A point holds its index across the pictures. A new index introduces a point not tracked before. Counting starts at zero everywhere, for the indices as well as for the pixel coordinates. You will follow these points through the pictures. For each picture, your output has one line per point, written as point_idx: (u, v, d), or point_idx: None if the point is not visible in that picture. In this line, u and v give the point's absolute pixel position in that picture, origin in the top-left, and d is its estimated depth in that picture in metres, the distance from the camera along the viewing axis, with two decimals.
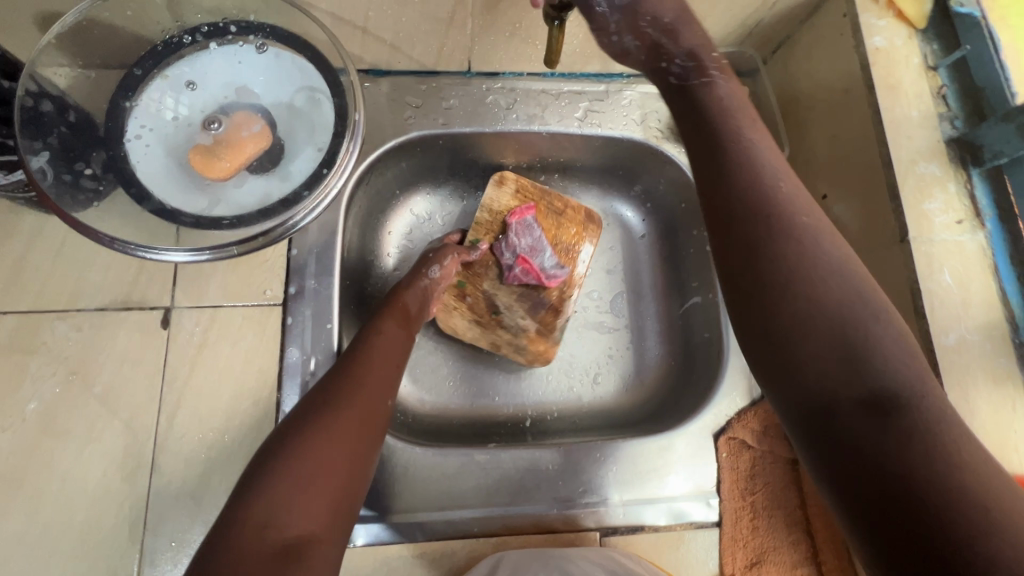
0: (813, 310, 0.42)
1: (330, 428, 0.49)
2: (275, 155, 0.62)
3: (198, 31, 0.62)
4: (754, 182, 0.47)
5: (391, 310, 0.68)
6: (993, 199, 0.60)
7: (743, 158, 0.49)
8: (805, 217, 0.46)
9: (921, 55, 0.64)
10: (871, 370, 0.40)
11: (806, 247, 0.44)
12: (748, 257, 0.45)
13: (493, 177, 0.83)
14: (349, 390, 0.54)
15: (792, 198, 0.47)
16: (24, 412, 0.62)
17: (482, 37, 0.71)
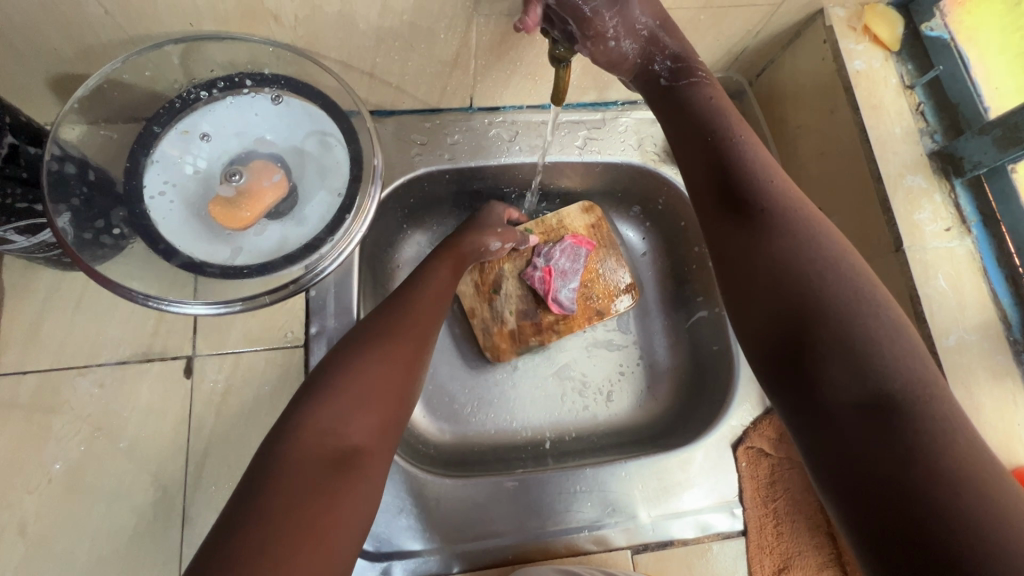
0: (804, 293, 0.45)
1: (384, 358, 0.55)
2: (292, 201, 0.63)
3: (214, 86, 0.64)
4: (749, 181, 0.51)
5: (447, 255, 0.71)
6: (976, 206, 0.64)
7: (739, 158, 0.52)
8: (792, 205, 0.50)
9: (898, 76, 0.68)
10: (865, 351, 0.42)
11: (804, 242, 0.47)
12: (746, 249, 0.49)
13: (584, 202, 0.89)
14: (397, 326, 0.58)
15: (786, 191, 0.50)
16: (51, 471, 0.62)
17: (484, 76, 0.74)
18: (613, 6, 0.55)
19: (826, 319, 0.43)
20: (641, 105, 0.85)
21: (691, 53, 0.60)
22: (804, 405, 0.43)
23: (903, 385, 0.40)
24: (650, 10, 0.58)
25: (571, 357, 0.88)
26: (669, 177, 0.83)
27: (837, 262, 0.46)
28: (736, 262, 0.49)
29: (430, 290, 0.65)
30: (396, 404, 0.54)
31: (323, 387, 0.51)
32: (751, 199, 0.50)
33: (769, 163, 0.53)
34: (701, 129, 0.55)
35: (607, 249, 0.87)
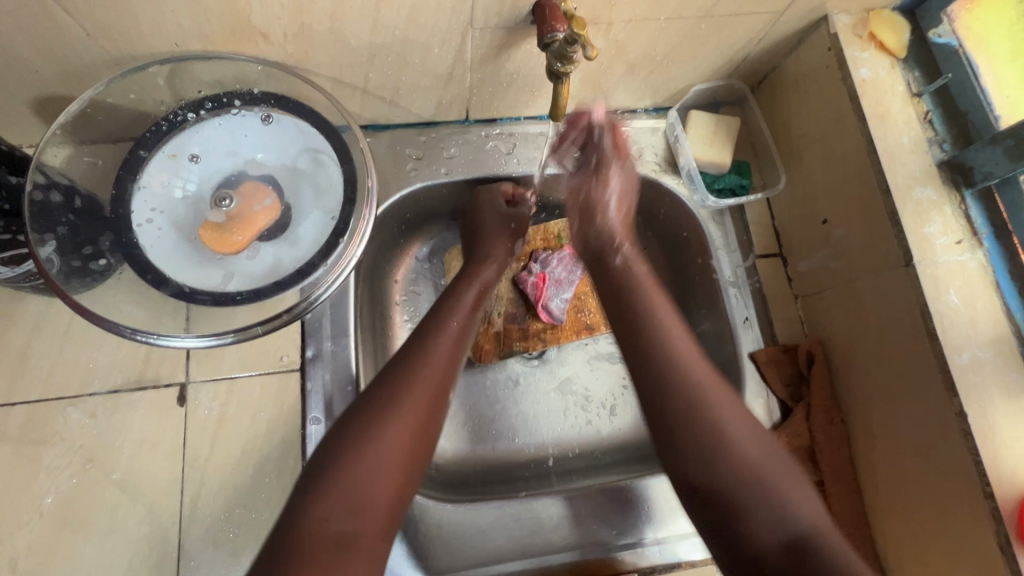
0: (721, 463, 0.51)
1: (395, 424, 0.51)
2: (285, 223, 0.62)
3: (202, 107, 0.62)
4: (662, 365, 0.56)
5: (472, 283, 0.70)
6: (987, 217, 0.62)
7: (649, 333, 0.58)
8: (726, 420, 0.53)
9: (905, 83, 0.67)
10: (778, 513, 0.48)
11: (710, 423, 0.52)
12: (665, 434, 0.54)
13: None
14: (409, 380, 0.54)
15: (703, 381, 0.55)
16: (42, 506, 0.60)
17: (480, 89, 0.72)
18: (602, 180, 0.71)
19: (729, 491, 0.50)
20: (640, 115, 0.83)
21: (631, 250, 0.68)
22: (730, 553, 0.49)
23: (808, 526, 0.47)
24: (621, 202, 0.71)
25: (572, 370, 0.86)
26: (670, 188, 0.81)
27: (740, 439, 0.52)
28: (663, 432, 0.54)
29: (447, 333, 0.60)
30: (407, 472, 0.50)
31: (331, 460, 0.48)
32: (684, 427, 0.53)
33: (677, 332, 0.59)
34: (614, 300, 0.63)
35: None
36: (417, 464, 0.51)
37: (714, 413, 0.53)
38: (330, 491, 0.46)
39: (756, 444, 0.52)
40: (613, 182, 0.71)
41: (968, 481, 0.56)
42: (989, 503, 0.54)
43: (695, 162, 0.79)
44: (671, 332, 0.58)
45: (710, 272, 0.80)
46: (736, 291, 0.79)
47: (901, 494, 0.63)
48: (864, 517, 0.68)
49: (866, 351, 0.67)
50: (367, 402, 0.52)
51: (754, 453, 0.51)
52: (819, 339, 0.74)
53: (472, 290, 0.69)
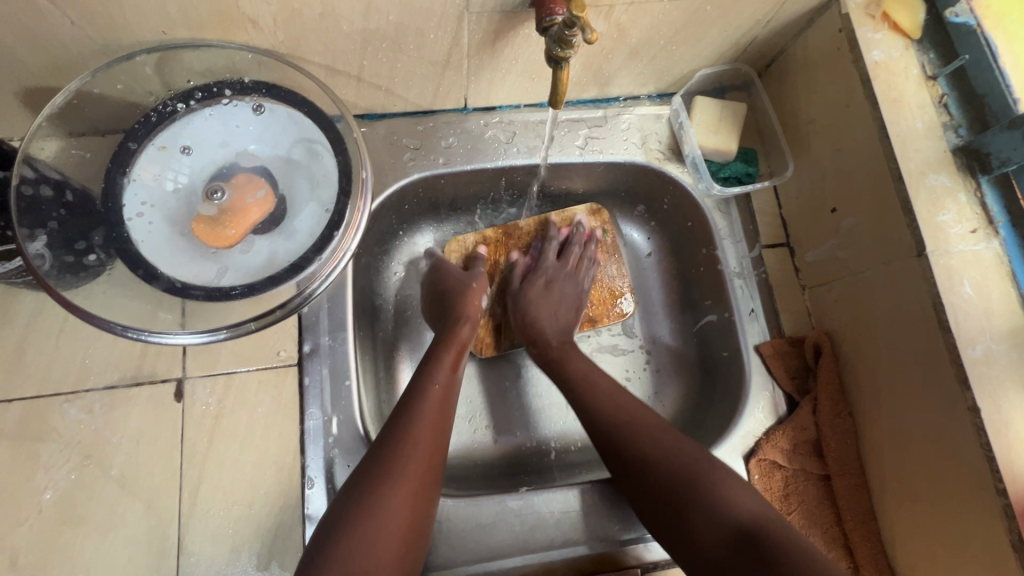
0: (661, 470, 0.58)
1: (391, 504, 0.52)
2: (279, 217, 0.60)
3: (192, 97, 0.60)
4: (605, 419, 0.64)
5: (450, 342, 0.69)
6: (1004, 205, 0.60)
7: (588, 396, 0.66)
8: (653, 431, 0.61)
9: (920, 66, 0.64)
10: (717, 506, 0.54)
11: (640, 441, 0.61)
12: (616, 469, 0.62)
13: (591, 206, 0.85)
14: (399, 456, 0.54)
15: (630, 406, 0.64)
16: (40, 502, 0.60)
17: (478, 76, 0.70)
18: (561, 274, 0.79)
19: (679, 492, 0.56)
20: (642, 102, 0.81)
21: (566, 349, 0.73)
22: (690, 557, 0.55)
23: (749, 517, 0.53)
24: (575, 299, 0.79)
25: None
26: (675, 176, 0.79)
27: (673, 446, 0.60)
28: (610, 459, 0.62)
29: (433, 394, 0.61)
30: (411, 534, 0.52)
31: (330, 549, 0.49)
32: (622, 442, 0.62)
33: (612, 390, 0.67)
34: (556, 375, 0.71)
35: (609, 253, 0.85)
36: (417, 522, 0.53)
37: (643, 428, 0.62)
38: (338, 563, 0.47)
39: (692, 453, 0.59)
40: (570, 281, 0.80)
41: (981, 479, 0.54)
42: (1002, 500, 0.53)
43: (699, 150, 0.77)
44: (607, 384, 0.67)
45: (715, 263, 0.79)
46: (742, 282, 0.77)
47: (910, 492, 0.62)
48: (872, 513, 0.66)
49: (876, 344, 0.65)
50: (358, 484, 0.53)
51: (687, 455, 0.59)
52: (827, 331, 0.72)
53: (452, 348, 0.68)
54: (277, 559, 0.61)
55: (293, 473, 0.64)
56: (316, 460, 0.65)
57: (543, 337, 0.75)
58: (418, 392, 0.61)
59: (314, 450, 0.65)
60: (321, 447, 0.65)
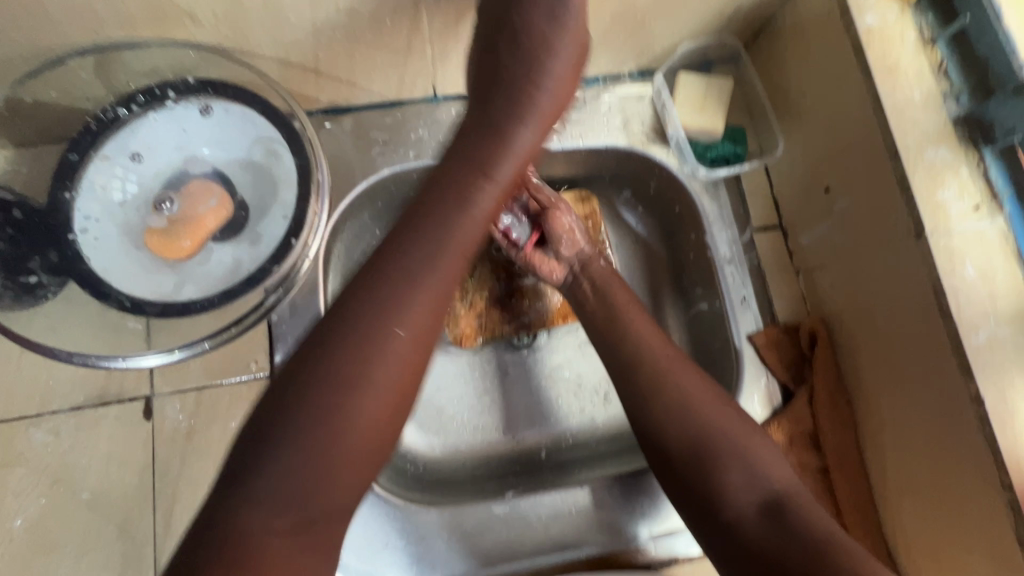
0: (696, 432, 0.55)
1: (374, 374, 0.45)
2: (240, 222, 0.57)
3: (134, 101, 0.57)
4: (695, 430, 0.55)
5: (500, 167, 0.54)
6: (1010, 177, 0.56)
7: (678, 399, 0.57)
8: (685, 384, 0.58)
9: (917, 29, 0.59)
10: (752, 474, 0.52)
11: (676, 393, 0.57)
12: (637, 422, 0.58)
13: (579, 192, 0.81)
14: (391, 304, 0.46)
15: (654, 353, 0.60)
16: (11, 529, 0.59)
17: (444, 62, 0.66)
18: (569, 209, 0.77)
19: (704, 452, 0.54)
20: (624, 81, 0.76)
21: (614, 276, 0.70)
22: (704, 518, 0.53)
23: (779, 489, 0.52)
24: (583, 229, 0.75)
25: (563, 359, 0.82)
26: (659, 160, 0.75)
27: (715, 411, 0.56)
28: (634, 402, 0.59)
29: (444, 252, 0.49)
30: (381, 437, 0.45)
31: (293, 424, 0.42)
32: (650, 386, 0.58)
33: (711, 395, 0.57)
34: (630, 379, 0.60)
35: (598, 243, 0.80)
36: (395, 428, 0.46)
37: (677, 379, 0.58)
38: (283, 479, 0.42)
39: (787, 480, 0.52)
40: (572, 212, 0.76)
41: (985, 471, 0.51)
42: (1008, 495, 0.49)
43: (683, 131, 0.73)
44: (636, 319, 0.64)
45: (705, 250, 0.75)
46: (734, 268, 0.73)
47: (910, 481, 0.59)
48: (872, 504, 0.64)
49: (873, 330, 0.61)
50: (336, 343, 0.45)
51: (724, 423, 0.55)
52: (823, 317, 0.69)
53: (494, 190, 0.54)
54: None
55: None
56: None
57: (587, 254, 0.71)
58: (424, 250, 0.48)
59: None
60: None
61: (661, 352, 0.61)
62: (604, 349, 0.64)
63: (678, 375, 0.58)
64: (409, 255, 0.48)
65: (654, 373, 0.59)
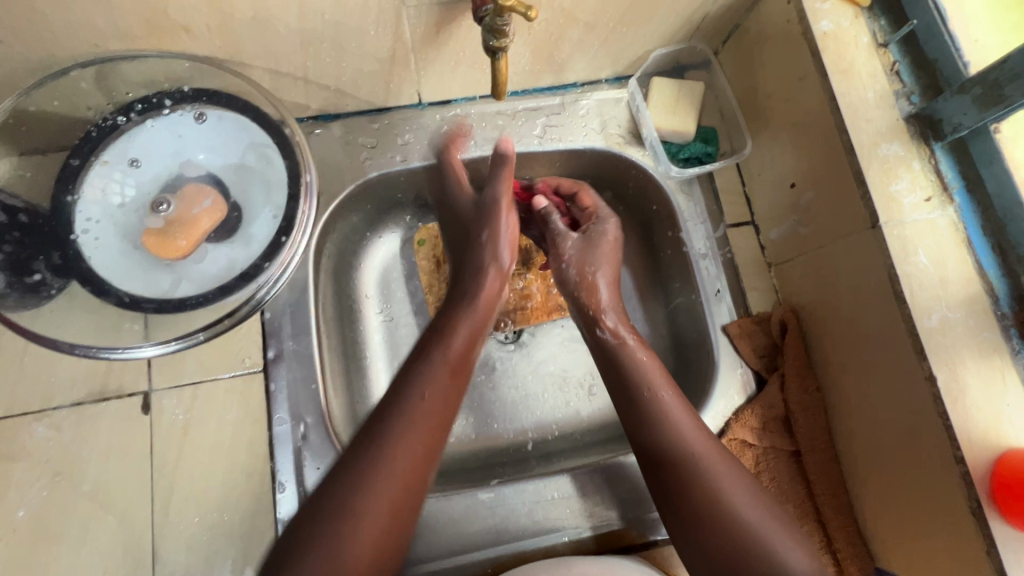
0: (731, 530, 0.51)
1: (377, 485, 0.50)
2: (234, 224, 0.61)
3: (132, 109, 0.60)
4: (723, 528, 0.52)
5: (470, 307, 0.66)
6: (959, 170, 0.59)
7: (709, 491, 0.54)
8: (716, 471, 0.55)
9: (870, 33, 0.63)
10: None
11: (708, 483, 0.54)
12: (663, 502, 0.57)
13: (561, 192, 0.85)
14: (392, 432, 0.53)
15: (686, 433, 0.57)
16: (14, 521, 0.61)
17: (427, 70, 0.69)
18: (608, 230, 0.75)
19: (737, 549, 0.51)
20: (600, 86, 0.80)
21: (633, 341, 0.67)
22: None
23: None
24: (610, 263, 0.73)
25: (549, 354, 0.85)
26: (636, 161, 0.78)
27: (748, 506, 0.53)
28: (664, 483, 0.56)
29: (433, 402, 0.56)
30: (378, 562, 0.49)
31: (307, 536, 0.48)
32: (681, 469, 0.56)
33: (746, 487, 0.54)
34: (662, 467, 0.57)
35: None
36: (390, 538, 0.51)
37: (710, 466, 0.55)
38: None
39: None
40: (601, 244, 0.74)
41: (938, 445, 0.54)
42: (961, 468, 0.53)
43: (656, 132, 0.77)
44: (662, 389, 0.61)
45: (681, 246, 0.79)
46: (708, 262, 0.77)
47: (875, 463, 0.62)
48: (842, 486, 0.67)
49: (836, 317, 0.65)
50: (346, 465, 0.52)
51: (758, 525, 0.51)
52: (792, 307, 0.72)
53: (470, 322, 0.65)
54: (251, 564, 0.62)
55: (263, 479, 0.64)
56: (287, 464, 0.66)
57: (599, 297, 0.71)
58: (418, 385, 0.57)
59: (284, 454, 0.65)
60: (291, 451, 0.66)
61: (695, 434, 0.58)
62: (633, 424, 0.61)
63: (712, 466, 0.55)
64: (405, 391, 0.56)
65: (684, 463, 0.56)
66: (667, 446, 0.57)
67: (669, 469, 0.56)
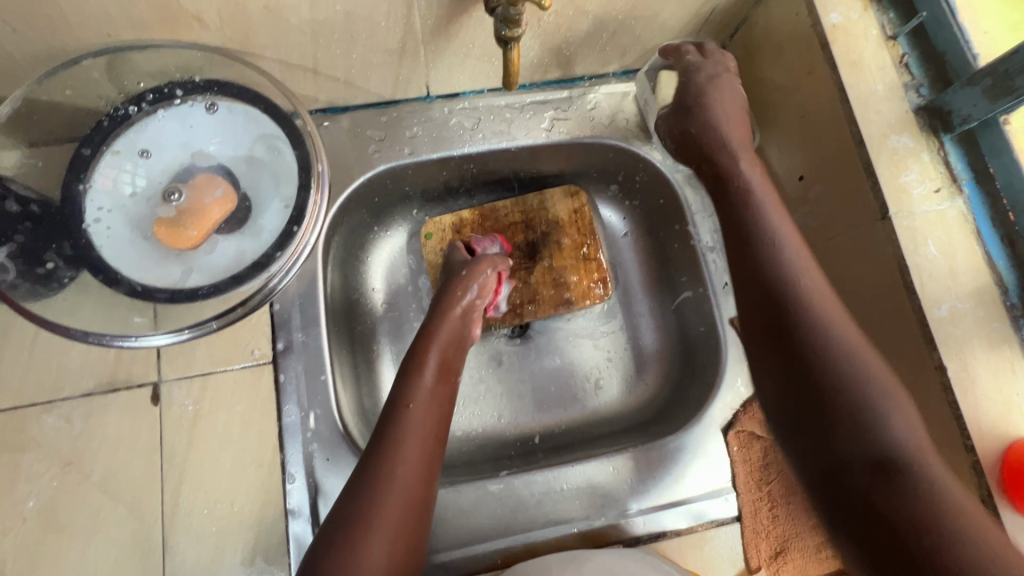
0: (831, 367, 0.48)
1: (383, 502, 0.53)
2: (244, 215, 0.60)
3: (144, 100, 0.60)
4: (828, 373, 0.48)
5: (444, 325, 0.68)
6: (968, 162, 0.59)
7: (813, 323, 0.51)
8: (825, 308, 0.51)
9: (879, 26, 0.63)
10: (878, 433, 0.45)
11: (814, 319, 0.51)
12: (759, 325, 0.55)
13: (568, 187, 0.86)
14: (390, 450, 0.56)
15: (794, 263, 0.54)
16: (24, 512, 0.61)
17: (436, 62, 0.69)
18: (720, 75, 0.68)
19: (836, 390, 0.48)
20: (608, 80, 0.80)
21: (759, 182, 0.62)
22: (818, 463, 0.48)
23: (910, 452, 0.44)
24: (733, 100, 0.67)
25: (557, 348, 0.85)
26: (643, 155, 0.79)
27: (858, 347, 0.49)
28: (761, 314, 0.54)
29: (417, 428, 0.59)
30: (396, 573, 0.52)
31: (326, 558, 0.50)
32: (788, 290, 0.53)
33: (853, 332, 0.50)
34: (767, 290, 0.54)
35: (591, 237, 0.84)
36: (404, 551, 0.53)
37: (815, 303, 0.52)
38: None
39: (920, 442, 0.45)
40: (721, 87, 0.67)
41: (950, 437, 0.54)
42: (971, 457, 0.53)
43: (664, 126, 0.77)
44: (782, 219, 0.58)
45: (689, 239, 0.79)
46: (716, 255, 0.77)
47: None
48: None
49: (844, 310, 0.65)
50: (353, 487, 0.54)
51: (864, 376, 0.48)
52: None
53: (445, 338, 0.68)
54: (261, 554, 0.62)
55: (272, 470, 0.64)
56: (297, 455, 0.66)
57: (726, 155, 0.64)
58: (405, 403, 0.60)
59: (293, 446, 0.65)
60: (300, 442, 0.66)
61: (803, 261, 0.55)
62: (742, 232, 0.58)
63: (822, 306, 0.52)
64: (394, 408, 0.60)
65: (798, 327, 0.51)
66: (783, 308, 0.52)
67: (778, 329, 0.52)
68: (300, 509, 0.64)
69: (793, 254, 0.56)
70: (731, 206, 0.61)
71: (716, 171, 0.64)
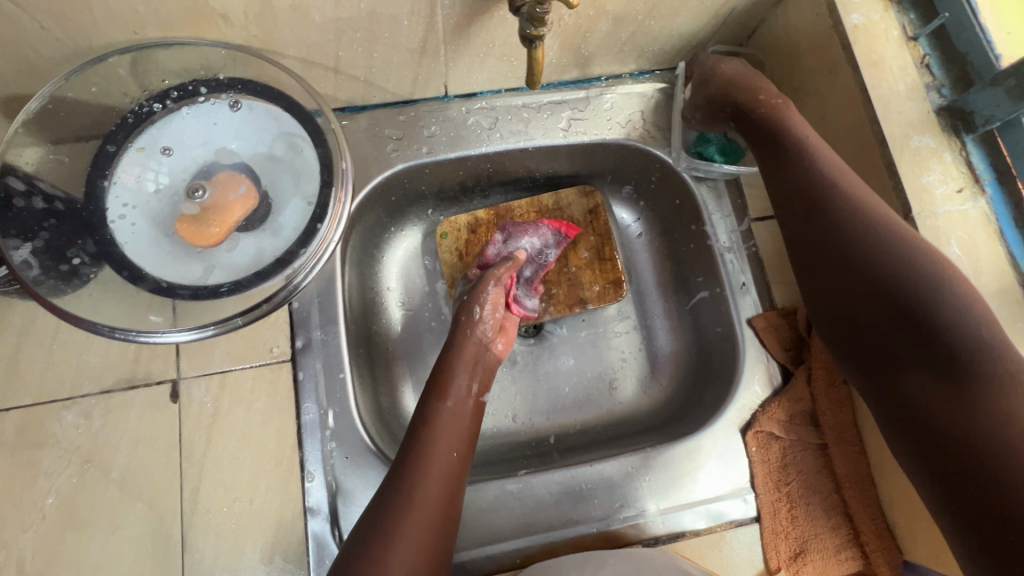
0: (892, 277, 0.52)
1: (405, 527, 0.53)
2: (264, 212, 0.60)
3: (168, 97, 0.60)
4: (890, 287, 0.52)
5: (464, 350, 0.69)
6: (990, 163, 0.59)
7: (872, 243, 0.53)
8: (888, 225, 0.54)
9: (900, 27, 0.63)
10: (943, 336, 0.49)
11: (873, 236, 0.54)
12: (815, 253, 0.58)
13: (582, 187, 0.86)
14: (413, 475, 0.56)
15: (846, 189, 0.57)
16: (43, 509, 0.61)
17: (456, 62, 0.70)
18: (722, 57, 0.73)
19: (898, 299, 0.51)
20: (624, 80, 0.80)
21: (796, 123, 0.64)
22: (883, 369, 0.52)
23: (974, 347, 0.48)
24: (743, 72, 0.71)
25: (571, 348, 0.85)
26: (660, 155, 0.78)
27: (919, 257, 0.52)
28: (817, 241, 0.58)
29: (442, 453, 0.59)
30: None
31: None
32: (843, 216, 0.56)
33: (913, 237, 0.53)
34: (820, 221, 0.57)
35: (607, 237, 0.84)
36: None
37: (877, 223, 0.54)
38: None
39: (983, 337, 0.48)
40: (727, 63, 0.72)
41: None
42: None
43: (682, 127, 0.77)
44: (827, 159, 0.60)
45: (705, 239, 0.79)
46: (733, 256, 0.77)
47: None
48: (870, 479, 0.67)
49: None
50: (376, 511, 0.55)
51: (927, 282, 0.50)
52: None
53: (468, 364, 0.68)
54: (280, 552, 0.62)
55: (291, 468, 0.64)
56: (315, 454, 0.65)
57: (750, 108, 0.67)
58: (428, 428, 0.60)
59: (312, 444, 0.65)
60: (319, 441, 0.66)
61: (855, 187, 0.57)
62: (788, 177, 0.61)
63: (878, 223, 0.54)
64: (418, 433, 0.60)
65: (854, 261, 0.54)
66: (839, 240, 0.55)
67: (836, 261, 0.56)
68: (319, 508, 0.64)
69: (850, 188, 0.57)
70: (773, 152, 0.63)
71: (744, 124, 0.68)
